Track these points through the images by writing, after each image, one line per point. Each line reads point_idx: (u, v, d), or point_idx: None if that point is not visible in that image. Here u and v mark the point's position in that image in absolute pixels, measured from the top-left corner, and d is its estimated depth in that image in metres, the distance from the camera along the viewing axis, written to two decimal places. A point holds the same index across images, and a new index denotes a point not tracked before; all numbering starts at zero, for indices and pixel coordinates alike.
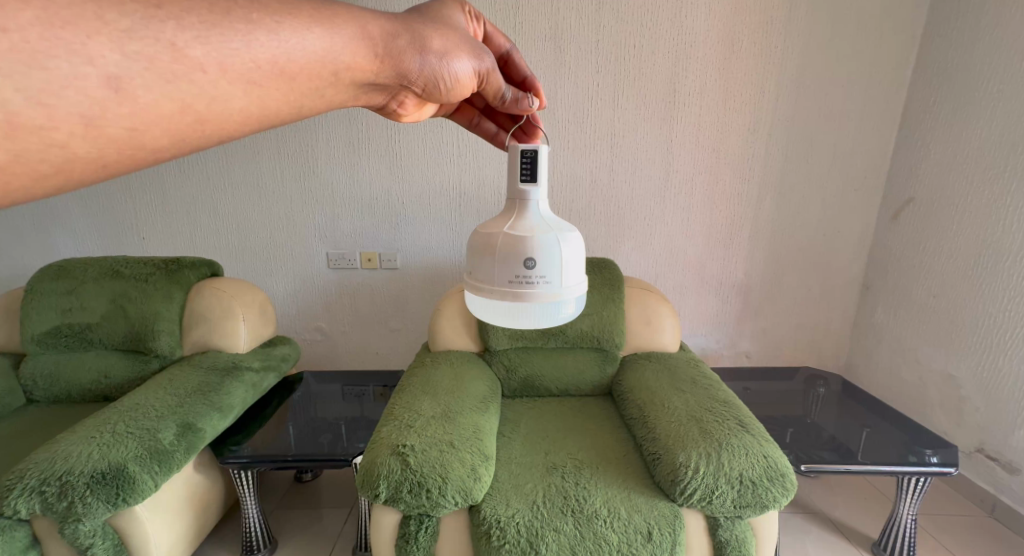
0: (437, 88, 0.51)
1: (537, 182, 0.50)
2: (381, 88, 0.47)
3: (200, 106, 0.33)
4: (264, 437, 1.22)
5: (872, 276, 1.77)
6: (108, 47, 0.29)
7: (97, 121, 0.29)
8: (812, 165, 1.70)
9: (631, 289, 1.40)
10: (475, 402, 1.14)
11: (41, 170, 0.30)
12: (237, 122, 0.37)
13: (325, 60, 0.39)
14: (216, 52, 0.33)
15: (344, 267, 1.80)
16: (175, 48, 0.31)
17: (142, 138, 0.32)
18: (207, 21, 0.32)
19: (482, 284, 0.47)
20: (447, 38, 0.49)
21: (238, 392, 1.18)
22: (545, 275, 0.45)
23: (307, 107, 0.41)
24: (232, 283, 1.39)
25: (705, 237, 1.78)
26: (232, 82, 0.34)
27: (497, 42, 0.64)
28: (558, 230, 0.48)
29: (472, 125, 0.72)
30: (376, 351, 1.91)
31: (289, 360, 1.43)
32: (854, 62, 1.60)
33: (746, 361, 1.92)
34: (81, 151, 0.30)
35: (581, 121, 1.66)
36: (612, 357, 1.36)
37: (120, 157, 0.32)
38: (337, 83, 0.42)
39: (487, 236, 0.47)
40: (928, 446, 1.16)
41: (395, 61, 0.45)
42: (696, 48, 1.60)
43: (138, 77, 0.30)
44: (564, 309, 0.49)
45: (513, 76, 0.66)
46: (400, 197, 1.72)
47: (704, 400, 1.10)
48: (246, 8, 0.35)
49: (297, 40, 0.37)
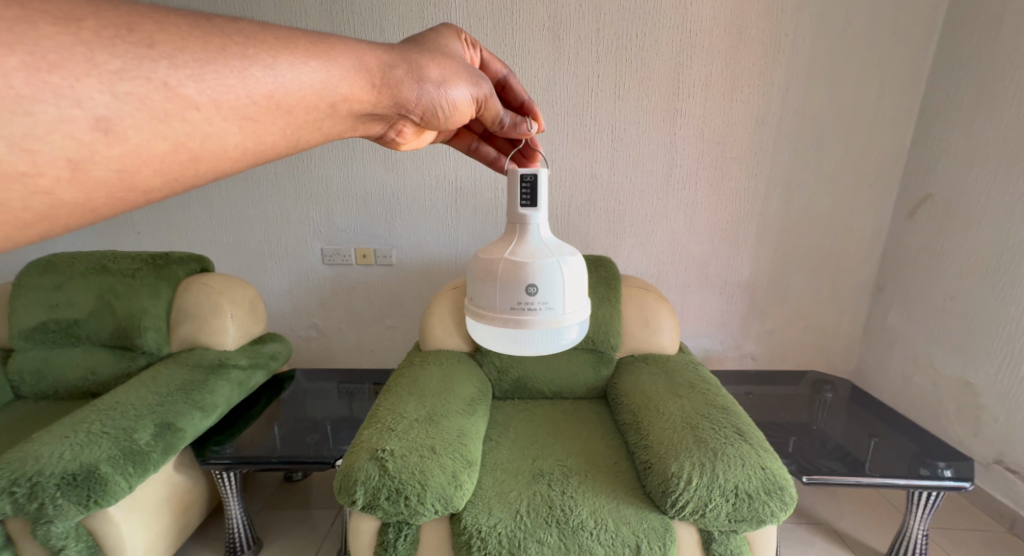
0: (436, 116, 0.49)
1: (537, 207, 0.48)
2: (379, 118, 0.46)
3: (195, 144, 0.33)
4: (250, 437, 1.20)
5: (884, 276, 1.69)
6: (98, 89, 0.28)
7: (84, 164, 0.29)
8: (822, 159, 1.63)
9: (628, 288, 1.34)
10: (461, 404, 1.10)
11: (24, 217, 0.29)
12: (231, 158, 0.36)
13: (322, 92, 0.39)
14: (209, 90, 0.32)
15: (339, 263, 1.78)
16: (168, 87, 0.30)
17: (133, 179, 0.31)
18: (202, 59, 0.31)
19: (485, 311, 0.45)
20: (445, 67, 0.48)
21: (222, 390, 1.17)
22: (547, 302, 0.43)
23: (304, 139, 0.41)
24: (221, 278, 1.37)
25: (709, 235, 1.72)
26: (225, 119, 0.34)
27: (493, 68, 0.63)
28: (562, 255, 0.45)
29: (471, 150, 0.69)
30: (372, 350, 1.88)
31: (278, 358, 1.41)
32: (868, 50, 1.52)
33: (751, 363, 1.86)
34: (66, 196, 0.29)
35: (582, 114, 1.62)
36: (607, 359, 1.30)
37: (110, 201, 0.32)
38: (335, 114, 0.41)
39: (488, 263, 0.45)
40: (941, 459, 1.08)
41: (394, 90, 0.45)
42: (701, 38, 1.54)
43: (129, 118, 0.29)
44: (565, 336, 0.46)
45: (512, 100, 0.64)
46: (396, 192, 1.69)
47: (701, 405, 1.05)
48: (241, 44, 0.34)
49: (293, 75, 0.36)
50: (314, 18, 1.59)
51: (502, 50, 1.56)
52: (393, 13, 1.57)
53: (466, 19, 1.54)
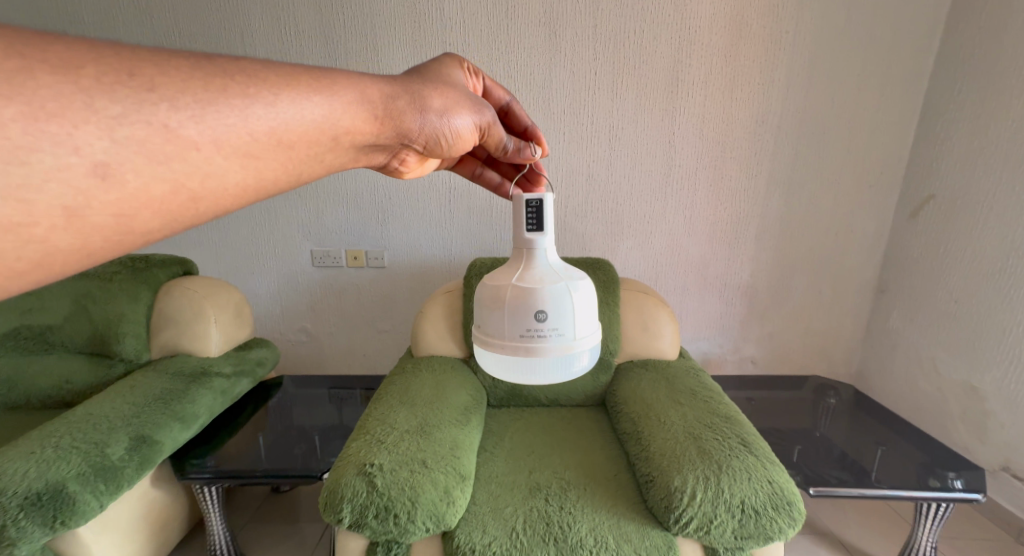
0: (438, 144, 0.54)
1: (543, 231, 0.51)
2: (382, 148, 0.50)
3: (194, 184, 0.34)
4: (234, 448, 1.15)
5: (885, 278, 1.66)
6: (98, 135, 0.29)
7: (80, 211, 0.30)
8: (823, 159, 1.60)
9: (628, 292, 1.30)
10: (454, 413, 1.06)
11: (18, 267, 0.29)
12: (233, 196, 0.38)
13: (324, 126, 0.41)
14: (210, 130, 0.34)
15: (329, 266, 1.73)
16: (168, 129, 0.32)
17: (131, 224, 0.32)
18: (202, 100, 0.33)
19: (495, 338, 0.49)
20: (446, 97, 0.53)
21: (204, 399, 1.11)
22: (557, 327, 0.48)
23: (306, 172, 0.43)
24: (204, 281, 1.33)
25: (708, 237, 1.69)
26: (226, 158, 0.35)
27: (497, 95, 0.68)
28: (569, 280, 0.50)
29: (475, 176, 0.74)
30: (365, 354, 1.83)
31: (265, 364, 1.36)
32: (871, 47, 1.49)
33: (751, 366, 1.83)
34: (62, 243, 0.30)
35: (579, 113, 1.58)
36: (607, 365, 1.26)
37: (107, 245, 0.33)
38: (337, 146, 0.44)
39: (497, 291, 0.49)
40: (951, 469, 1.04)
41: (396, 120, 0.48)
42: (701, 34, 1.50)
43: (127, 162, 0.30)
44: (574, 362, 0.50)
45: (514, 125, 0.69)
46: (388, 192, 1.64)
47: (704, 414, 1.01)
48: (242, 83, 0.36)
49: (295, 110, 0.39)
50: (302, 14, 1.54)
51: (497, 48, 1.52)
52: (384, 7, 1.52)
53: (459, 16, 1.51)
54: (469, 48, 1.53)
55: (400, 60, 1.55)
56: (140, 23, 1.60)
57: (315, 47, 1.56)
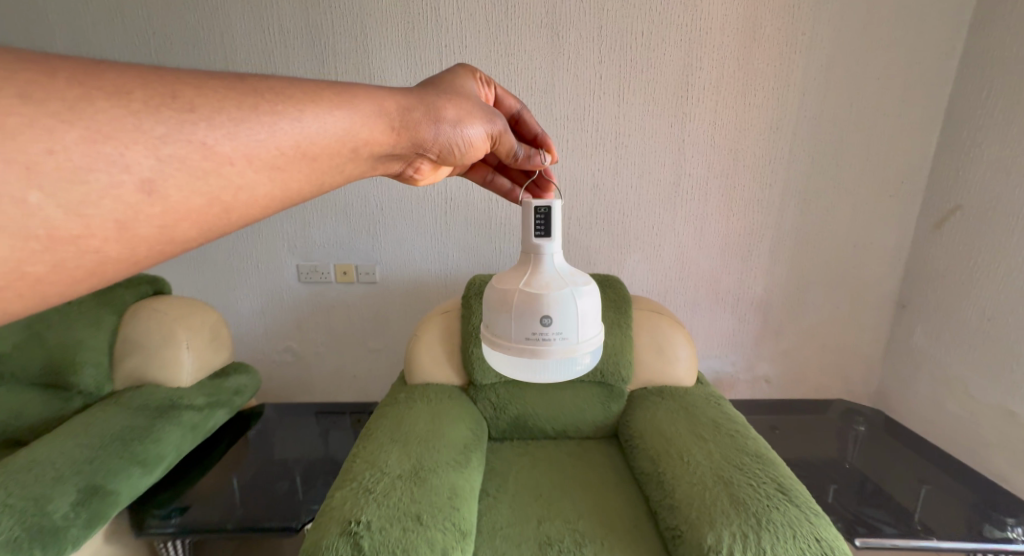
0: (451, 153, 0.58)
1: (551, 237, 0.53)
2: (399, 157, 0.54)
3: (227, 197, 0.39)
4: (203, 490, 1.04)
5: (907, 293, 1.57)
6: (144, 154, 0.33)
7: (129, 223, 0.34)
8: (841, 168, 1.51)
9: (639, 312, 1.20)
10: (453, 453, 0.95)
11: (75, 274, 0.33)
12: (260, 205, 0.42)
13: (345, 139, 0.46)
14: (243, 146, 0.38)
15: (316, 281, 1.61)
16: (205, 146, 0.36)
17: (171, 233, 0.37)
18: (235, 118, 0.38)
19: (500, 340, 0.51)
20: (460, 107, 0.56)
21: (171, 437, 0.99)
22: (561, 331, 0.49)
23: (328, 181, 0.48)
24: (175, 302, 1.21)
25: (720, 250, 1.59)
26: (256, 171, 0.40)
27: (508, 103, 0.68)
28: (575, 285, 0.51)
29: (486, 181, 0.73)
30: (354, 376, 1.71)
31: (244, 393, 1.24)
32: (891, 50, 1.41)
33: (766, 387, 1.72)
34: (113, 252, 0.34)
35: (582, 119, 1.48)
36: (618, 393, 1.15)
37: (150, 252, 0.37)
38: (357, 157, 0.48)
39: (504, 294, 0.51)
40: (1008, 514, 0.94)
41: (412, 131, 0.52)
42: (712, 36, 1.41)
43: (170, 177, 0.35)
44: (578, 363, 0.52)
45: (525, 133, 0.70)
46: (380, 202, 1.53)
47: (733, 453, 0.91)
48: (272, 102, 0.41)
49: (318, 125, 0.43)
50: (286, 13, 1.44)
51: (496, 50, 1.43)
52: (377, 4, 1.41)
53: (455, 15, 1.41)
54: (467, 50, 1.43)
55: (392, 62, 1.45)
56: (109, 24, 1.48)
57: (300, 49, 1.46)
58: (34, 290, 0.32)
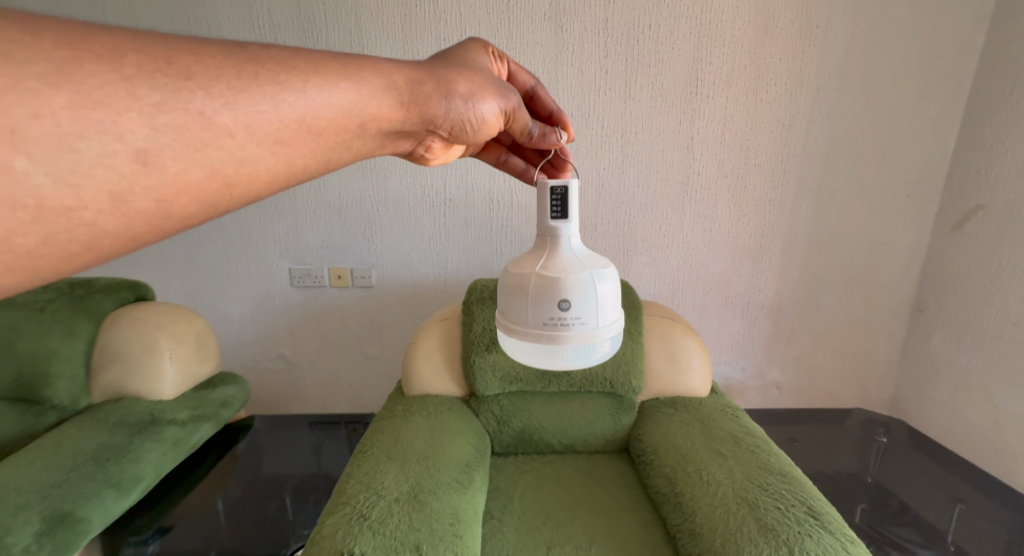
0: (464, 130, 0.52)
1: (568, 219, 0.50)
2: (407, 135, 0.49)
3: (228, 170, 0.35)
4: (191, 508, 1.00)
5: (923, 296, 1.51)
6: (139, 123, 0.30)
7: (125, 196, 0.30)
8: (855, 168, 1.45)
9: (650, 318, 1.14)
10: (455, 472, 0.88)
11: (70, 249, 0.30)
12: (264, 182, 0.38)
13: (352, 112, 0.41)
14: (243, 117, 0.34)
15: (309, 285, 1.54)
16: (204, 117, 0.32)
17: (171, 207, 0.33)
18: (236, 87, 0.34)
19: (515, 326, 0.49)
20: (472, 80, 0.51)
21: (150, 456, 0.92)
22: (580, 316, 0.47)
23: (333, 159, 0.43)
24: (158, 310, 1.13)
25: (731, 251, 1.53)
26: (258, 144, 0.36)
27: (521, 79, 0.64)
28: (594, 268, 0.49)
29: (499, 162, 0.69)
30: (350, 383, 1.64)
31: (231, 405, 1.17)
32: (909, 44, 1.35)
33: (777, 393, 1.66)
34: (108, 226, 0.30)
35: (587, 115, 1.42)
36: (628, 405, 1.08)
37: (149, 229, 0.33)
38: (364, 133, 0.44)
39: (519, 278, 0.49)
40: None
41: (422, 107, 0.47)
42: (722, 29, 1.35)
43: (166, 148, 0.31)
44: (596, 350, 0.50)
45: (540, 111, 0.65)
46: (375, 203, 1.46)
47: (756, 471, 0.84)
48: (272, 71, 0.36)
49: (323, 97, 0.39)
50: (277, 4, 1.37)
51: (496, 42, 1.36)
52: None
53: (454, 8, 1.35)
54: None
55: (387, 56, 1.39)
56: (88, 15, 1.40)
57: (291, 42, 1.39)
58: (24, 266, 0.29)
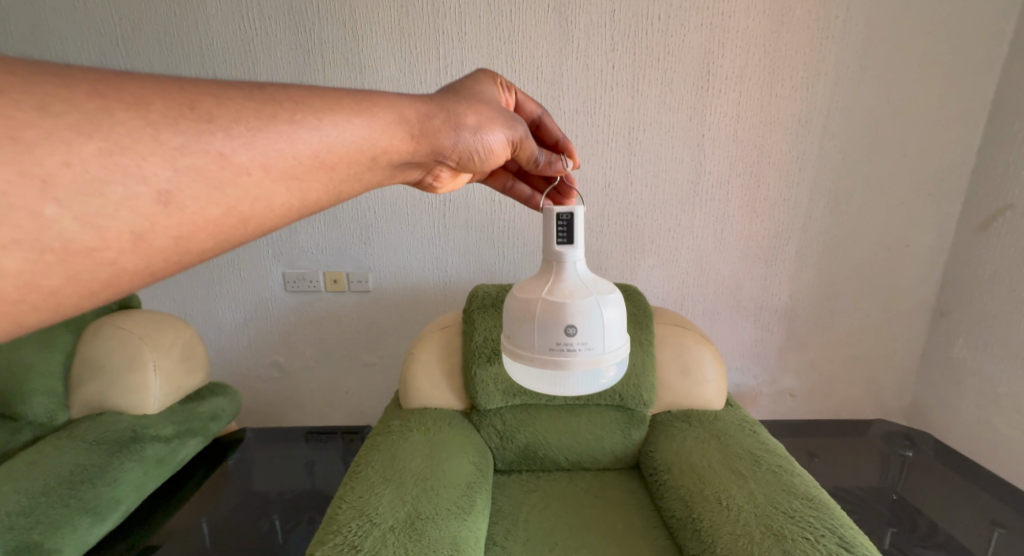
0: (471, 160, 0.56)
1: (574, 244, 0.49)
2: (418, 165, 0.52)
3: (244, 207, 0.37)
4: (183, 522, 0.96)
5: (945, 299, 1.44)
6: (162, 165, 0.31)
7: (145, 235, 0.32)
8: (874, 166, 1.38)
9: (662, 327, 1.08)
10: (455, 495, 0.82)
11: (91, 287, 0.31)
12: (279, 216, 0.40)
13: (363, 146, 0.43)
14: (260, 155, 0.36)
15: (304, 290, 1.48)
16: (223, 157, 0.34)
17: (188, 243, 0.34)
18: (253, 128, 0.36)
19: (521, 350, 0.46)
20: (480, 114, 0.54)
21: (130, 476, 0.87)
22: (587, 342, 0.44)
23: (346, 191, 0.45)
24: (142, 318, 1.08)
25: (743, 254, 1.46)
26: (273, 181, 0.38)
27: (528, 108, 0.67)
28: (600, 293, 0.47)
29: (506, 189, 0.71)
30: (347, 392, 1.58)
31: (220, 418, 1.11)
32: (932, 35, 1.29)
33: (791, 401, 1.59)
34: (129, 264, 0.32)
35: (593, 112, 1.35)
36: (639, 419, 1.02)
37: (165, 264, 0.34)
38: (376, 165, 0.46)
39: (525, 302, 0.47)
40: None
41: (432, 138, 0.50)
42: (735, 20, 1.29)
43: (187, 189, 0.33)
44: (603, 376, 0.47)
45: (547, 138, 0.69)
46: (372, 205, 1.40)
47: (780, 496, 0.78)
48: (290, 110, 0.38)
49: (337, 132, 0.41)
50: None
51: (498, 35, 1.30)
52: None
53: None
54: (466, 37, 1.30)
55: (383, 52, 1.32)
56: None
57: (283, 37, 1.33)
58: (49, 304, 0.30)
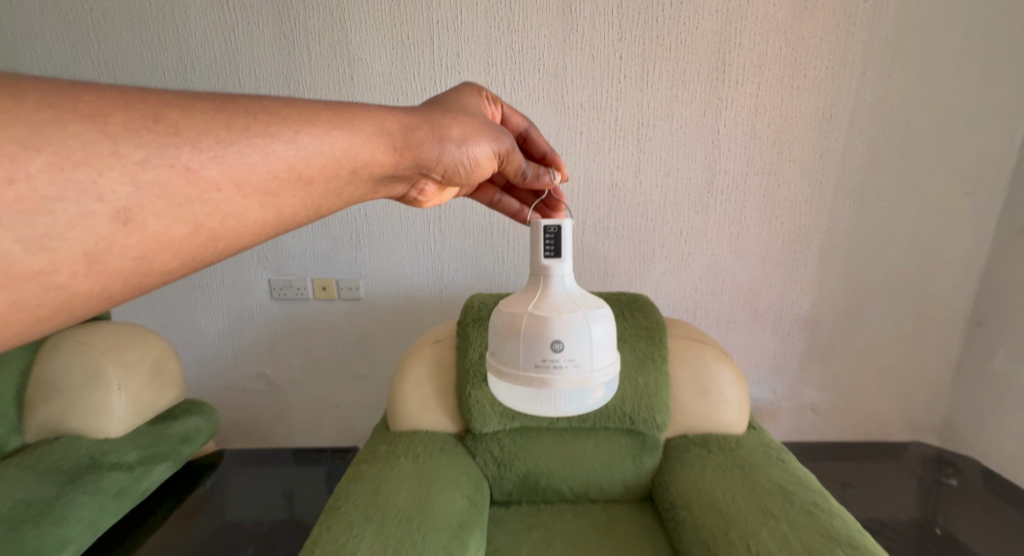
0: (457, 173, 0.51)
1: (561, 258, 0.42)
2: (401, 179, 0.48)
3: (214, 224, 0.33)
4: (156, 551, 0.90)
5: (983, 309, 1.33)
6: (121, 181, 0.28)
7: (101, 256, 0.28)
8: (906, 164, 1.27)
9: (676, 341, 0.97)
10: (444, 537, 0.72)
11: (37, 314, 0.28)
12: (252, 232, 0.37)
13: (342, 160, 0.40)
14: (230, 169, 0.33)
15: (291, 298, 1.39)
16: (189, 171, 0.31)
17: (151, 265, 0.31)
18: (226, 139, 0.33)
19: (504, 367, 0.40)
20: (466, 125, 0.50)
21: (85, 510, 0.78)
22: (573, 359, 0.38)
23: (324, 207, 0.42)
24: (107, 331, 0.98)
25: (761, 258, 1.36)
26: (246, 196, 0.34)
27: (514, 122, 0.61)
28: (588, 308, 0.40)
29: (492, 203, 0.65)
30: (338, 405, 1.48)
31: (195, 439, 1.02)
32: (969, 21, 1.18)
33: (812, 416, 1.48)
34: (82, 287, 0.28)
35: (599, 107, 1.25)
36: (651, 444, 0.92)
37: (125, 284, 0.31)
38: (356, 179, 0.42)
39: (508, 316, 0.40)
40: None
41: (415, 151, 0.46)
42: (753, 6, 1.18)
43: (149, 206, 0.29)
44: (590, 396, 0.40)
45: (533, 152, 0.63)
46: (362, 208, 1.31)
47: (818, 540, 0.67)
48: (263, 121, 0.35)
49: (315, 145, 0.38)
50: None
51: (496, 25, 1.20)
52: None
53: None
54: (461, 26, 1.21)
55: (373, 44, 1.23)
56: None
57: (265, 28, 1.24)
58: None
